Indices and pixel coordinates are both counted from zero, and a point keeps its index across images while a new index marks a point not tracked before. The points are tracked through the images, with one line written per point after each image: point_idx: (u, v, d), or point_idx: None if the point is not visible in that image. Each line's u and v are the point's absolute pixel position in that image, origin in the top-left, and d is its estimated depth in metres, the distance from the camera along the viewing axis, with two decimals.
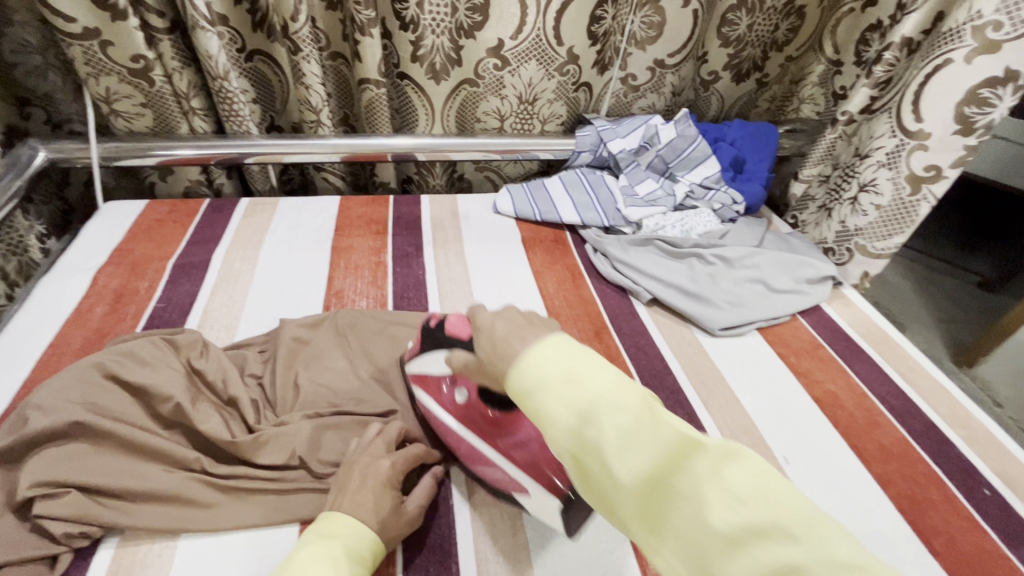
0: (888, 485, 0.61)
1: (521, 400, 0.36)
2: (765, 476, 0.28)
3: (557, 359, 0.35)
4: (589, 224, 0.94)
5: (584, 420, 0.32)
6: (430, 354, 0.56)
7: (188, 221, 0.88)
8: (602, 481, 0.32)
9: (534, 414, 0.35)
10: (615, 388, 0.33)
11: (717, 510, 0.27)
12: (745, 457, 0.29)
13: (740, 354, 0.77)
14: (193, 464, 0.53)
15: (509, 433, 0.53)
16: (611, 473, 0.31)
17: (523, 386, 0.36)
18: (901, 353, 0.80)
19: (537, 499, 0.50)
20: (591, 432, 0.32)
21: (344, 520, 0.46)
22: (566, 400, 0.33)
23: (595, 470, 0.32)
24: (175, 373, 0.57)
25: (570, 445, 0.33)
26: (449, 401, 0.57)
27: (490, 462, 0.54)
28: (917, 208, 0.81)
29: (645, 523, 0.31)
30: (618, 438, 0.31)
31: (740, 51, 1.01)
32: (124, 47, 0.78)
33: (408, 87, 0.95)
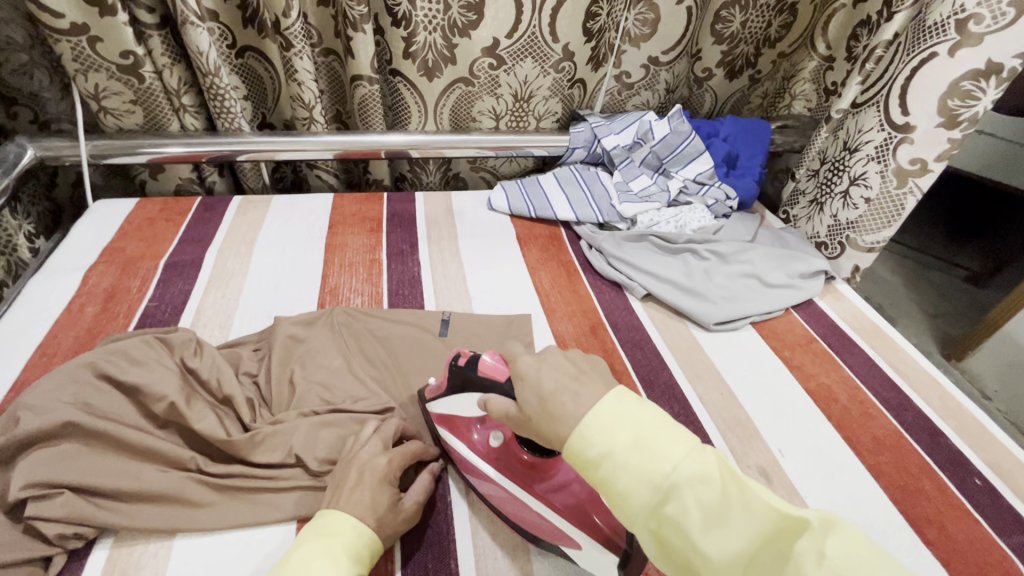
0: (881, 476, 0.62)
1: (590, 472, 0.37)
2: (855, 550, 0.31)
3: (624, 431, 0.36)
4: (584, 220, 0.94)
5: (665, 497, 0.34)
6: (456, 397, 0.54)
7: (180, 220, 0.87)
8: (688, 555, 0.34)
9: (607, 486, 0.36)
10: (691, 459, 0.34)
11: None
12: (837, 530, 0.32)
13: (734, 348, 0.77)
14: (188, 464, 0.53)
15: (547, 478, 0.49)
16: (701, 549, 0.33)
17: (591, 458, 0.36)
18: (893, 346, 0.81)
19: (588, 552, 0.46)
20: (676, 511, 0.34)
21: (342, 518, 0.46)
22: (642, 475, 0.34)
23: (682, 545, 0.34)
24: (168, 372, 0.57)
25: (650, 520, 0.35)
26: (480, 446, 0.54)
27: (528, 511, 0.49)
28: (905, 201, 0.82)
29: None
30: (705, 516, 0.33)
31: (734, 48, 1.02)
32: (113, 42, 0.77)
33: (400, 84, 0.94)
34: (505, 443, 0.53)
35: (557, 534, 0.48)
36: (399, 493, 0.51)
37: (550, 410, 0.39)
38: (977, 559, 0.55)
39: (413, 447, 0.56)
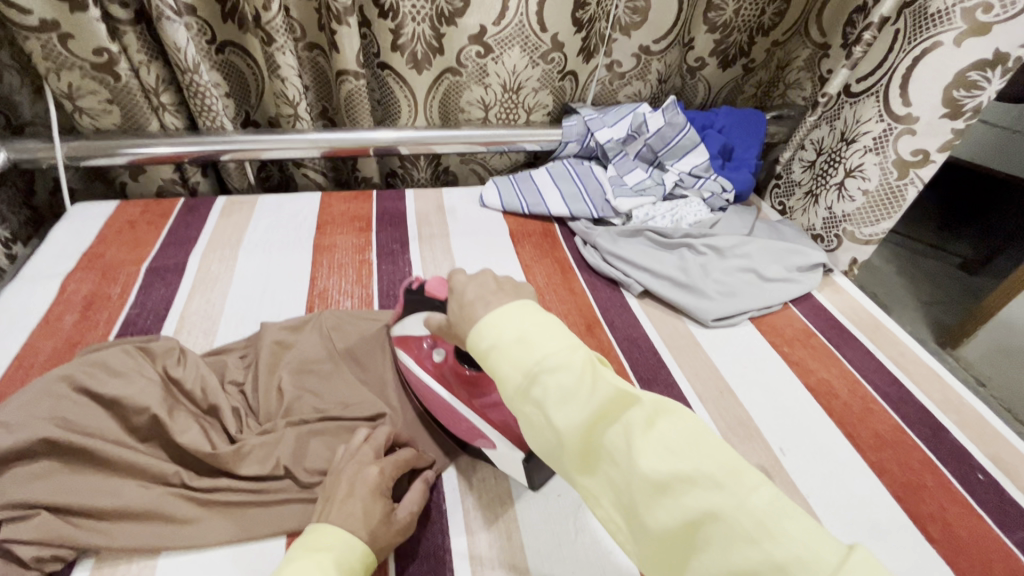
0: (885, 473, 0.61)
1: (478, 360, 0.39)
2: (689, 430, 0.33)
3: (512, 325, 0.37)
4: (578, 216, 0.92)
5: (530, 379, 0.35)
6: (406, 316, 0.55)
7: (162, 222, 0.85)
8: (546, 433, 0.36)
9: (489, 372, 0.38)
10: (560, 348, 0.36)
11: (649, 461, 0.32)
12: (671, 413, 0.34)
13: (733, 344, 0.76)
14: (172, 479, 0.51)
15: (484, 394, 0.55)
16: (555, 426, 0.35)
17: (481, 347, 0.38)
18: (892, 339, 0.80)
19: (502, 452, 0.53)
20: (538, 391, 0.35)
21: (331, 531, 0.44)
22: (517, 361, 0.36)
23: (540, 426, 0.36)
24: (149, 383, 0.55)
25: (516, 400, 0.36)
26: (426, 360, 0.58)
27: (461, 421, 0.55)
28: (905, 192, 0.81)
29: (583, 469, 0.35)
30: (560, 395, 0.35)
31: (727, 36, 0.99)
32: (85, 40, 0.74)
33: (389, 77, 0.92)
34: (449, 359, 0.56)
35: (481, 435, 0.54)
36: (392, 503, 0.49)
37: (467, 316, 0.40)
38: (982, 557, 0.54)
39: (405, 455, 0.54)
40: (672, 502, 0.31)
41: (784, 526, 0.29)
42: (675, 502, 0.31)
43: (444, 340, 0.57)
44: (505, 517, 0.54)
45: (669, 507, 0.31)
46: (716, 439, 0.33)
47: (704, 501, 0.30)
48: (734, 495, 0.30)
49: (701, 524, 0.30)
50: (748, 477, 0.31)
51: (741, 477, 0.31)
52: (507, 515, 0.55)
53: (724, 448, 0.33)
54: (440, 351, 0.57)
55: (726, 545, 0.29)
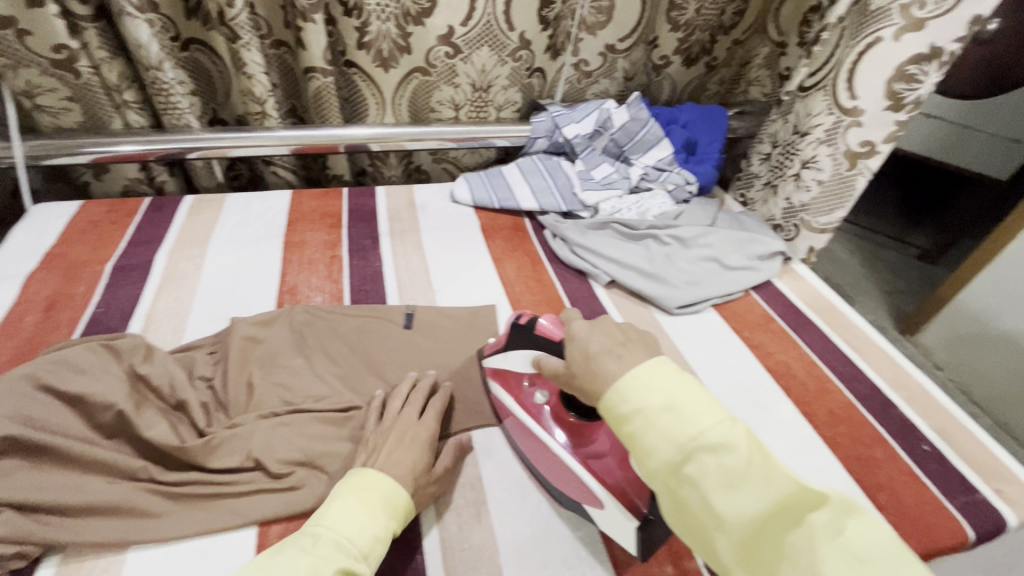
0: (838, 448, 0.64)
1: (620, 423, 0.40)
2: (882, 541, 0.32)
3: (658, 392, 0.39)
4: (547, 210, 0.94)
5: (686, 455, 0.36)
6: (515, 352, 0.59)
7: (127, 221, 0.84)
8: (703, 515, 0.36)
9: (630, 437, 0.39)
10: (721, 425, 0.37)
11: (836, 569, 0.31)
12: (863, 518, 0.33)
13: (695, 331, 0.79)
14: (140, 474, 0.51)
15: (586, 443, 0.55)
16: (715, 511, 0.35)
17: (622, 410, 0.40)
18: (847, 322, 0.83)
19: (610, 512, 0.50)
20: (692, 468, 0.36)
21: (381, 478, 0.48)
22: (668, 433, 0.37)
23: (694, 505, 0.36)
24: (116, 380, 0.55)
25: (666, 473, 0.37)
26: (527, 400, 0.60)
27: (560, 467, 0.54)
28: (854, 182, 0.85)
29: (744, 558, 0.35)
30: (721, 477, 0.35)
31: (689, 35, 1.02)
32: (45, 36, 0.73)
33: (355, 75, 0.92)
34: (552, 403, 0.58)
35: (582, 489, 0.52)
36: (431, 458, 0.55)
37: (591, 364, 0.44)
38: (926, 522, 0.57)
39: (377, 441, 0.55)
40: None
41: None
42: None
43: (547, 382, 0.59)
44: (476, 500, 0.56)
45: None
46: (913, 559, 0.32)
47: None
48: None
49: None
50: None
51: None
52: (478, 498, 0.56)
53: (925, 571, 0.31)
54: (542, 393, 0.59)
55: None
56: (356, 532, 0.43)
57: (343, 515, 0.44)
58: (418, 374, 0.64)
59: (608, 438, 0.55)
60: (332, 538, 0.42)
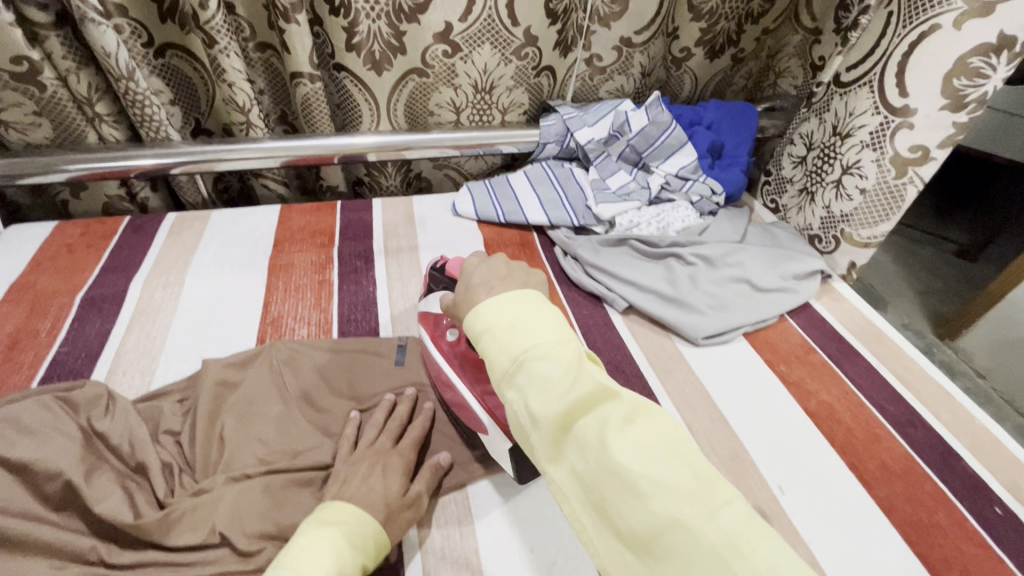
0: (892, 510, 0.55)
1: (476, 342, 0.44)
2: (666, 435, 0.35)
3: (506, 314, 0.42)
4: (557, 224, 0.86)
5: (518, 364, 0.39)
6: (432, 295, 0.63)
7: (103, 244, 0.78)
8: (525, 418, 0.38)
9: (481, 352, 0.42)
10: (549, 339, 0.40)
11: (622, 457, 0.33)
12: (648, 416, 0.36)
13: (725, 365, 0.70)
14: (90, 555, 0.45)
15: (487, 379, 0.57)
16: (532, 412, 0.37)
17: (477, 330, 0.43)
18: (897, 351, 0.74)
19: (494, 440, 0.53)
20: (520, 373, 0.39)
21: (347, 509, 0.45)
22: (506, 345, 0.40)
23: (519, 410, 0.38)
24: (67, 442, 0.49)
25: (502, 383, 0.40)
26: (441, 341, 0.62)
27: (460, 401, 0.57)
28: (904, 193, 0.75)
29: (553, 457, 0.37)
30: (539, 381, 0.38)
31: (714, 25, 0.92)
32: (2, 47, 0.66)
33: (346, 80, 0.84)
34: (461, 343, 0.60)
35: (475, 419, 0.55)
36: (406, 479, 0.51)
37: (471, 295, 0.47)
38: None
39: (348, 467, 0.52)
40: (638, 502, 0.32)
41: (750, 544, 0.29)
42: (639, 504, 0.31)
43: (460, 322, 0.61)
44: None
45: (636, 509, 0.32)
46: (696, 452, 0.34)
47: (668, 508, 0.31)
48: (701, 504, 0.30)
49: (663, 530, 0.30)
50: (723, 491, 0.32)
51: (717, 492, 0.31)
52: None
53: (701, 460, 0.34)
54: (454, 332, 0.61)
55: (688, 552, 0.29)
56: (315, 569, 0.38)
57: (307, 555, 0.39)
58: (404, 418, 0.58)
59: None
60: None
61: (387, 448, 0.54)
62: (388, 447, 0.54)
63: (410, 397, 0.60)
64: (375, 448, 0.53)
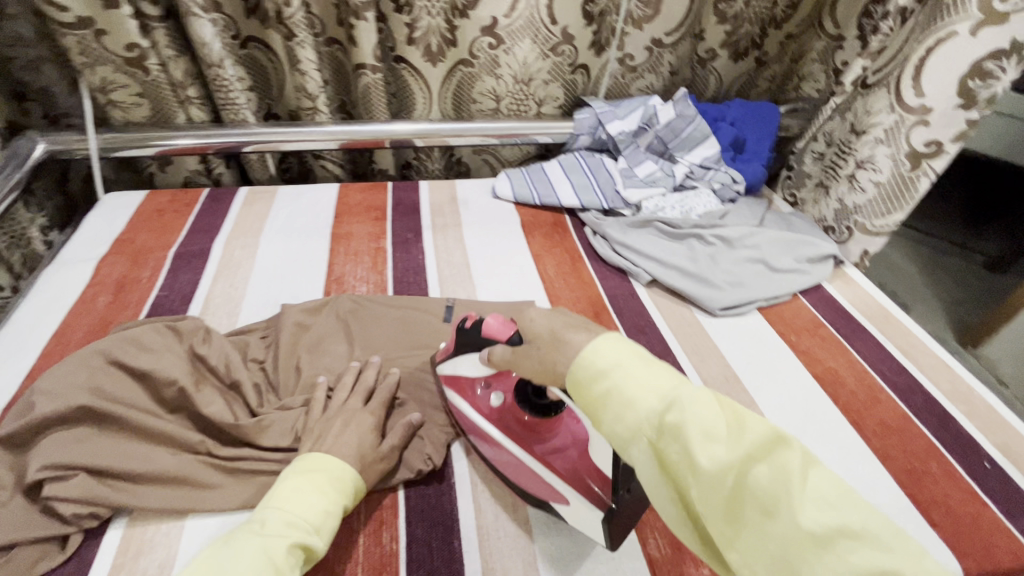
0: (888, 459, 0.61)
1: (590, 383, 0.40)
2: (840, 486, 0.34)
3: (634, 355, 0.40)
4: (588, 207, 0.94)
5: (669, 406, 0.36)
6: (465, 355, 0.58)
7: (188, 210, 0.88)
8: (684, 468, 0.35)
9: (608, 393, 0.39)
10: (696, 387, 0.37)
11: (809, 513, 0.32)
12: (821, 468, 0.34)
13: (740, 333, 0.77)
14: (199, 447, 0.54)
15: (544, 440, 0.55)
16: (695, 463, 0.34)
17: (598, 368, 0.40)
18: (903, 331, 0.80)
19: (574, 508, 0.50)
20: (676, 418, 0.35)
21: (326, 458, 0.49)
22: (650, 386, 0.37)
23: (676, 461, 0.35)
24: (177, 359, 0.58)
25: (651, 429, 0.36)
26: (482, 405, 0.59)
27: (522, 471, 0.54)
28: (917, 184, 0.81)
29: (722, 510, 0.34)
30: (701, 431, 0.35)
31: (738, 27, 1.00)
32: (118, 35, 0.78)
33: (404, 70, 0.94)
34: (507, 404, 0.58)
35: (547, 488, 0.52)
36: (377, 437, 0.55)
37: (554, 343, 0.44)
38: (983, 541, 0.54)
39: (323, 424, 0.55)
40: (836, 559, 0.30)
41: None
42: (838, 559, 0.30)
43: (501, 382, 0.58)
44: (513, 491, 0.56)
45: (832, 564, 0.30)
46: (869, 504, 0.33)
47: (868, 560, 0.30)
48: (898, 557, 0.30)
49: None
50: (901, 541, 0.32)
51: (904, 545, 0.31)
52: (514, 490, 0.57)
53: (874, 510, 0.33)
54: (497, 396, 0.59)
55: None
56: (305, 509, 0.44)
57: (292, 496, 0.45)
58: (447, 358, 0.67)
59: (564, 431, 0.56)
60: (282, 517, 0.43)
61: (357, 409, 0.57)
62: (359, 406, 0.58)
63: (376, 364, 0.64)
64: (347, 407, 0.57)
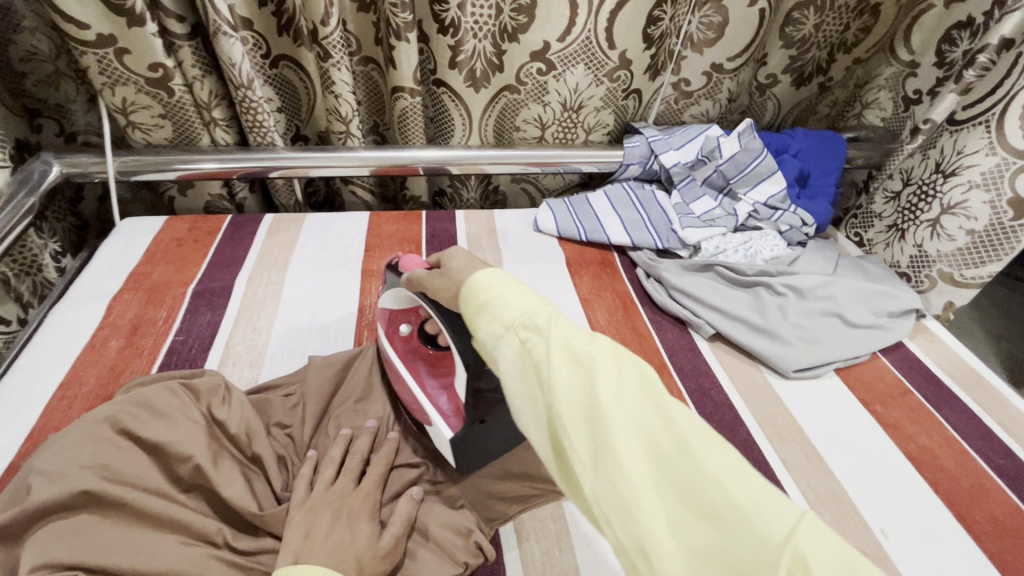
0: (1010, 568, 0.53)
1: (474, 295, 0.39)
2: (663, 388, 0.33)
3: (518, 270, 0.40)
4: (640, 245, 0.86)
5: (536, 310, 0.36)
6: (388, 287, 0.59)
7: (209, 240, 0.82)
8: (539, 364, 0.34)
9: (487, 301, 0.38)
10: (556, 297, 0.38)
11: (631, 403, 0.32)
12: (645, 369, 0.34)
13: (820, 400, 0.68)
14: (216, 537, 0.47)
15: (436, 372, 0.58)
16: (548, 356, 0.34)
17: (488, 280, 0.39)
18: (1000, 400, 0.71)
19: (435, 430, 0.54)
20: (539, 319, 0.36)
21: (321, 573, 0.39)
22: (522, 294, 0.38)
23: (533, 358, 0.35)
24: (193, 426, 0.52)
25: (519, 328, 0.36)
26: (393, 334, 0.61)
27: (407, 392, 0.58)
28: (1018, 234, 0.72)
29: (566, 406, 0.33)
30: (554, 331, 0.35)
31: (804, 52, 0.92)
32: (142, 54, 0.72)
33: (444, 94, 0.87)
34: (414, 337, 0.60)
35: (419, 409, 0.56)
36: (376, 527, 0.47)
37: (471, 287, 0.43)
38: None
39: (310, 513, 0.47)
40: (651, 442, 0.31)
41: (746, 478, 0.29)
42: (648, 441, 0.31)
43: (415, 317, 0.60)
44: None
45: (645, 446, 0.31)
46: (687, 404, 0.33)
47: (678, 444, 0.30)
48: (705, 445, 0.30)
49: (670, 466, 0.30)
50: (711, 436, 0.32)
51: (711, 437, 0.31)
52: None
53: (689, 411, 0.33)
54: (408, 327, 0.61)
55: (696, 479, 0.29)
56: None
57: None
58: None
59: (455, 367, 0.57)
60: None
61: (349, 493, 0.50)
62: (352, 489, 0.50)
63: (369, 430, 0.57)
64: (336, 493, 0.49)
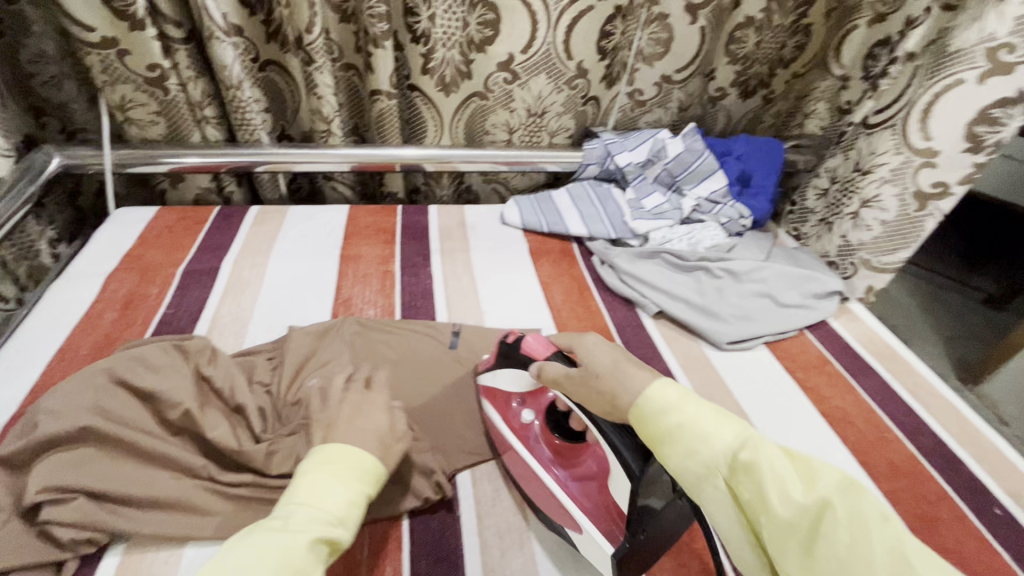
0: (900, 504, 0.61)
1: (650, 423, 0.42)
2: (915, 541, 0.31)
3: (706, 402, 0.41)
4: (595, 236, 0.95)
5: (741, 446, 0.37)
6: (505, 371, 0.60)
7: (198, 228, 0.89)
8: (757, 512, 0.35)
9: (672, 429, 0.40)
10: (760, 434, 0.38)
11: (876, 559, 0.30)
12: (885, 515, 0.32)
13: (748, 368, 0.77)
14: (201, 472, 0.53)
15: (573, 464, 0.55)
16: (769, 504, 0.35)
17: (666, 406, 0.41)
18: (910, 370, 0.80)
19: (587, 539, 0.49)
20: (746, 455, 0.37)
21: (345, 446, 0.46)
22: (718, 429, 0.39)
23: (750, 504, 0.36)
24: (184, 378, 0.58)
25: (726, 472, 0.37)
26: (514, 420, 0.60)
27: (542, 489, 0.54)
28: (923, 224, 0.82)
29: (796, 557, 0.33)
30: (770, 477, 0.35)
31: (748, 68, 1.02)
32: (141, 55, 0.79)
33: (418, 98, 0.96)
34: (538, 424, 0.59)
35: (563, 512, 0.52)
36: None
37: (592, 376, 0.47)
38: None
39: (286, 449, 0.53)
40: None
41: None
42: None
43: (537, 401, 0.60)
44: (518, 526, 0.56)
45: None
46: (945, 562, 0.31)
47: None
48: None
49: None
50: None
51: None
52: (520, 525, 0.56)
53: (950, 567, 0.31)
54: (529, 413, 0.60)
55: None
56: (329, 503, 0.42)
57: (313, 490, 0.42)
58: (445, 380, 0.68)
59: (591, 459, 0.53)
60: (306, 512, 0.40)
61: None
62: None
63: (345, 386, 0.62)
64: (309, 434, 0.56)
